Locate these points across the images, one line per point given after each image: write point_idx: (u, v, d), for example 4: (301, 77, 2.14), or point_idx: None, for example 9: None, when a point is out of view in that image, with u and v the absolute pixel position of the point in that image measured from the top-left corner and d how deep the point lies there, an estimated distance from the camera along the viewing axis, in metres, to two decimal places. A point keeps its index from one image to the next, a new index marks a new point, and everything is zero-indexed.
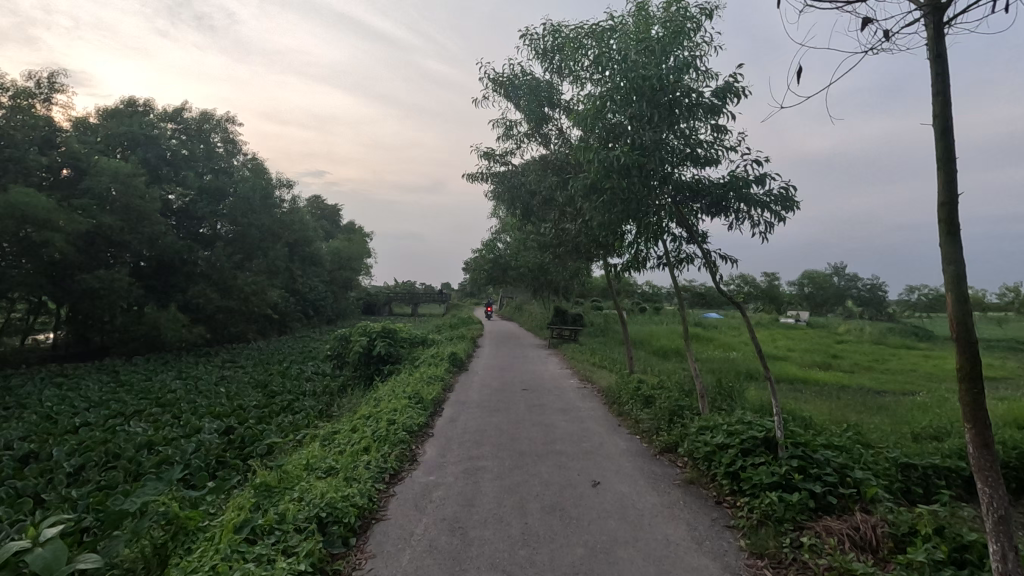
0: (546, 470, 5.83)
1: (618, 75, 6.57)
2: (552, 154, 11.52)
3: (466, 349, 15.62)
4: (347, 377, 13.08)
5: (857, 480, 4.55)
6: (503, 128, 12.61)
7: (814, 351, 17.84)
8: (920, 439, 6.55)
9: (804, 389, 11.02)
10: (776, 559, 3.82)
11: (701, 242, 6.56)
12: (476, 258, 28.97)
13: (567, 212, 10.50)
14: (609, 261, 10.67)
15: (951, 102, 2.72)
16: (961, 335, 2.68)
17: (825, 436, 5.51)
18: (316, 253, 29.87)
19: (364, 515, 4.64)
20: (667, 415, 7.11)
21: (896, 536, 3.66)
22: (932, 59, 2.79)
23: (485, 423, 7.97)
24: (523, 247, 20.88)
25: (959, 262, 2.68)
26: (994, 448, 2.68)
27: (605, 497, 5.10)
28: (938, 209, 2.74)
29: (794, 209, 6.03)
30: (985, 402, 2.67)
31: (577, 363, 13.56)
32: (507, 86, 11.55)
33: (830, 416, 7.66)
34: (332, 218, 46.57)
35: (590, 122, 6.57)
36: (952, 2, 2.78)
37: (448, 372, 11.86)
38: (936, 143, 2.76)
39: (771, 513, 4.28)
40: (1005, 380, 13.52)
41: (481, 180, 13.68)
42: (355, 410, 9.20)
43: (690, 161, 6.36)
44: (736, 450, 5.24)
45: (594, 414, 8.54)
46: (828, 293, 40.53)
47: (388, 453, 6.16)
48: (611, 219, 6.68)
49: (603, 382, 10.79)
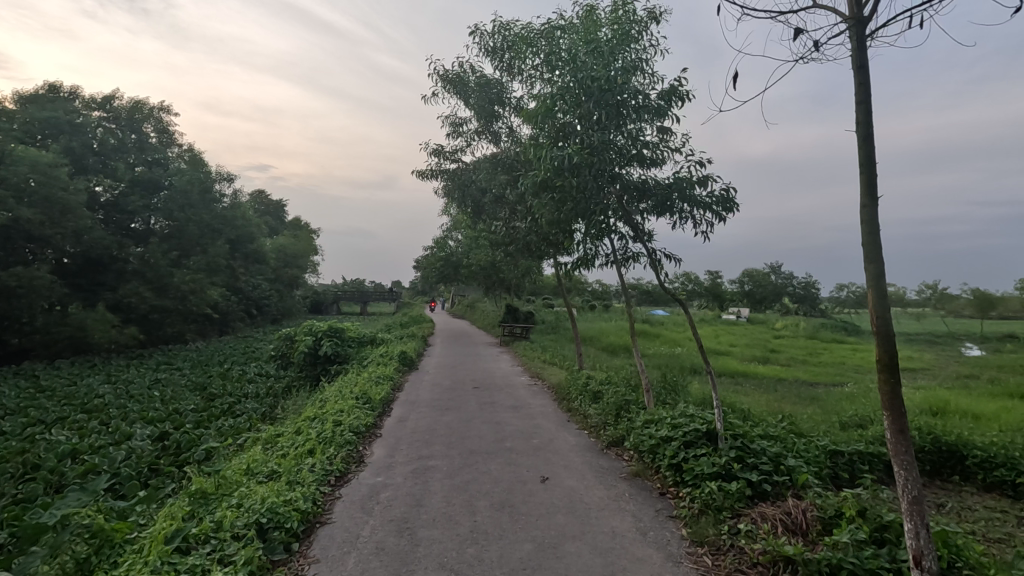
0: (496, 468, 5.84)
1: (568, 74, 6.66)
2: (503, 152, 11.57)
3: (416, 348, 15.46)
4: (292, 377, 12.68)
5: (790, 468, 4.79)
6: (452, 125, 12.57)
7: (753, 346, 18.57)
8: (847, 427, 6.98)
9: (744, 382, 11.51)
10: (715, 546, 4.00)
11: (646, 241, 6.73)
12: (428, 256, 28.70)
13: (518, 211, 10.60)
14: (559, 260, 10.81)
15: (872, 110, 2.91)
16: (880, 329, 2.87)
17: (761, 427, 5.78)
18: (260, 250, 28.79)
19: (308, 519, 4.52)
20: (614, 410, 7.27)
21: (824, 519, 3.85)
22: (856, 68, 2.97)
23: (435, 422, 7.89)
24: (475, 245, 20.82)
25: (878, 262, 2.87)
26: (910, 434, 2.87)
27: (553, 492, 5.16)
28: (860, 210, 2.92)
29: (734, 210, 6.28)
30: (901, 390, 2.87)
31: (528, 361, 13.62)
32: (456, 83, 11.52)
33: (767, 408, 8.03)
34: (277, 214, 45.10)
35: (540, 120, 6.63)
36: (873, 17, 2.96)
37: (398, 372, 11.70)
38: (858, 148, 2.94)
39: (711, 502, 4.45)
40: (922, 370, 14.58)
41: (430, 177, 13.57)
42: (300, 411, 8.93)
43: (638, 162, 6.51)
44: (679, 442, 5.42)
45: (544, 410, 8.63)
46: (766, 291, 42.40)
47: (333, 455, 6.01)
48: (560, 218, 6.76)
49: (553, 378, 10.95)
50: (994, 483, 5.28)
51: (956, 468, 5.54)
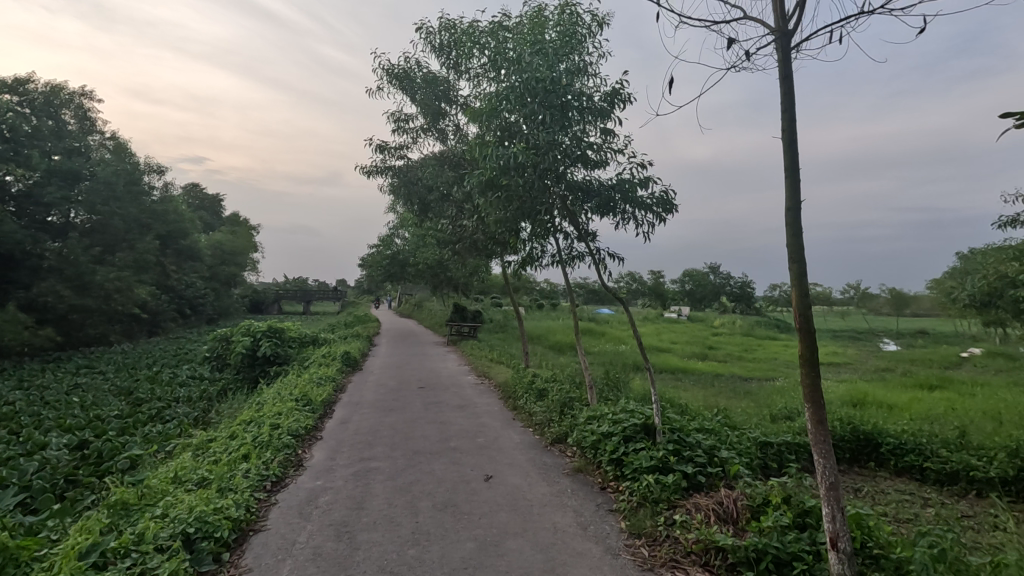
0: (440, 468, 5.80)
1: (514, 74, 6.71)
2: (449, 150, 11.51)
3: (361, 348, 15.16)
4: (229, 380, 12.16)
5: (722, 460, 5.00)
6: (397, 122, 12.40)
7: (693, 343, 19.25)
8: (776, 419, 7.37)
9: (683, 378, 11.95)
10: (651, 537, 4.13)
11: (590, 241, 6.86)
12: (373, 255, 28.16)
13: (464, 209, 10.56)
14: (505, 259, 10.87)
15: (795, 118, 3.07)
16: (803, 326, 3.03)
17: (697, 421, 6.01)
18: (194, 246, 27.38)
19: (240, 528, 4.32)
20: (558, 407, 7.37)
21: (753, 507, 4.03)
22: (782, 79, 3.13)
23: (379, 423, 7.77)
24: (422, 244, 20.57)
25: (801, 262, 3.03)
26: (828, 424, 3.06)
27: (497, 490, 5.18)
28: (784, 213, 3.07)
29: (673, 211, 6.51)
30: (821, 383, 3.04)
31: (475, 360, 13.59)
32: (401, 79, 11.36)
33: (703, 403, 8.36)
34: (213, 209, 43.12)
35: (486, 119, 6.66)
36: (796, 30, 3.13)
37: (340, 372, 11.44)
38: (784, 154, 3.09)
39: (648, 495, 4.58)
40: (845, 365, 15.56)
41: (375, 174, 13.34)
42: (236, 415, 8.54)
43: (582, 162, 6.62)
44: (619, 437, 5.56)
45: (489, 409, 8.66)
46: (706, 290, 44.07)
47: (269, 460, 5.79)
48: (506, 217, 6.81)
49: (498, 377, 10.98)
50: (903, 467, 5.71)
51: (872, 455, 5.95)
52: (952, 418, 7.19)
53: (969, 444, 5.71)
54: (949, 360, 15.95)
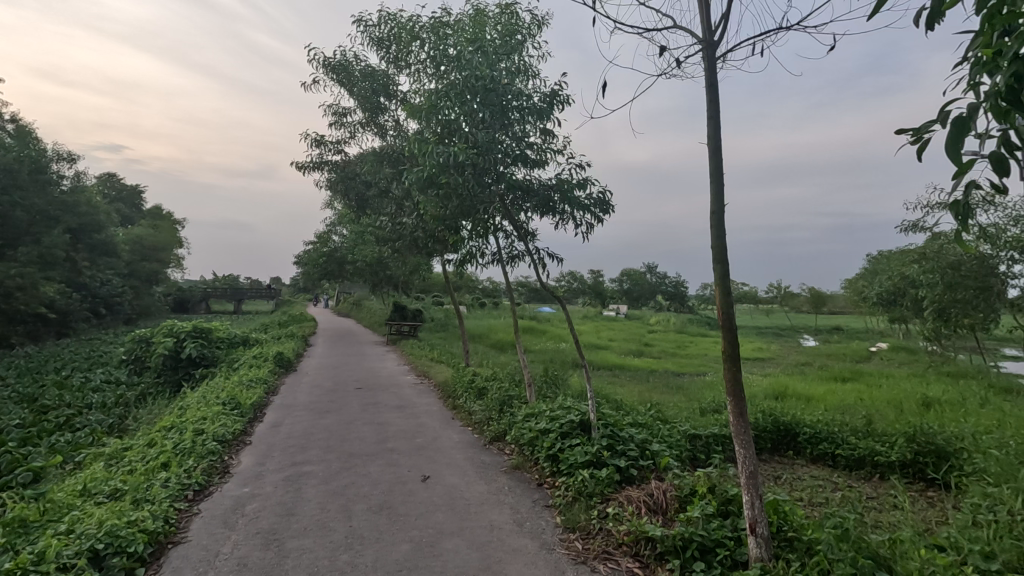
0: (376, 470, 5.69)
1: (455, 72, 6.68)
2: (388, 146, 11.30)
3: (296, 348, 14.66)
4: (149, 383, 11.41)
5: (654, 453, 5.18)
6: (334, 115, 12.03)
7: (630, 340, 19.81)
8: (705, 412, 7.73)
9: (619, 374, 12.26)
10: (585, 530, 4.22)
11: (529, 240, 6.92)
12: (310, 252, 27.22)
13: (404, 206, 10.40)
14: (446, 258, 10.79)
15: (719, 125, 3.22)
16: (726, 324, 3.18)
17: (631, 416, 6.21)
18: (110, 240, 25.53)
19: (157, 541, 4.07)
20: (497, 406, 7.39)
21: (680, 498, 4.19)
22: (707, 86, 3.27)
23: (313, 426, 7.52)
24: (361, 241, 20.09)
25: (724, 263, 3.18)
26: (748, 417, 3.25)
27: (434, 490, 5.14)
28: (709, 216, 3.22)
29: (610, 212, 6.67)
30: (741, 378, 3.21)
31: (415, 359, 13.41)
32: (339, 72, 11.05)
33: (638, 398, 8.62)
34: (132, 201, 40.30)
35: (426, 116, 6.61)
36: (721, 41, 3.28)
37: (272, 373, 10.99)
38: (710, 158, 3.23)
39: (583, 489, 4.68)
40: (769, 360, 16.50)
41: (310, 168, 12.90)
42: (156, 421, 8.03)
43: (522, 162, 6.67)
44: (556, 434, 5.65)
45: (428, 409, 8.58)
46: (643, 289, 45.48)
47: (192, 467, 5.47)
48: (446, 215, 6.77)
49: (438, 377, 10.90)
50: (818, 455, 6.11)
51: (790, 444, 6.36)
52: (859, 408, 7.78)
53: (875, 430, 6.19)
54: (859, 354, 17.24)
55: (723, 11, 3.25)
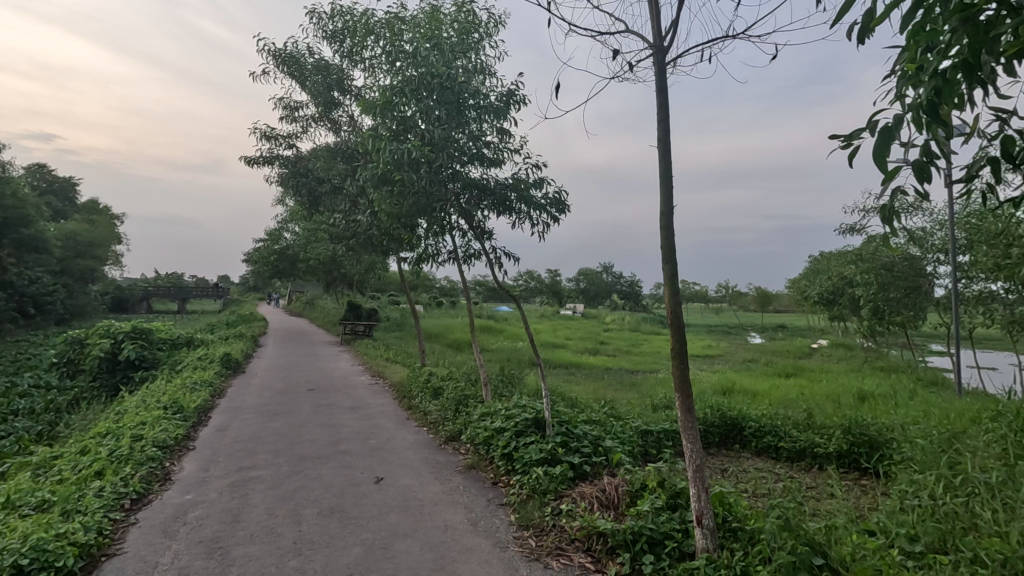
0: (328, 473, 5.56)
1: (410, 68, 6.59)
2: (342, 141, 11.06)
3: (244, 349, 14.15)
4: (82, 388, 10.77)
5: (607, 449, 5.27)
6: (285, 108, 11.69)
7: (585, 339, 20.10)
8: (657, 408, 7.93)
9: (575, 372, 12.43)
10: (539, 527, 4.25)
11: (485, 239, 6.92)
12: (259, 249, 26.33)
13: (358, 203, 10.21)
14: (401, 256, 10.66)
15: (669, 127, 3.31)
16: (674, 322, 3.27)
17: (585, 413, 6.30)
18: (40, 236, 23.93)
19: (89, 554, 3.85)
20: (452, 405, 7.35)
21: (631, 492, 4.28)
22: (658, 90, 3.35)
23: (262, 429, 7.28)
24: (314, 239, 19.59)
25: (673, 262, 3.27)
26: (695, 412, 3.35)
27: (388, 492, 5.06)
28: (659, 217, 3.30)
29: (566, 212, 6.75)
30: (689, 374, 3.30)
31: (370, 360, 13.17)
32: (290, 64, 10.74)
33: (592, 396, 8.74)
34: (65, 194, 37.95)
35: (381, 113, 6.50)
36: (670, 48, 3.37)
37: (218, 375, 10.57)
38: (659, 161, 3.31)
39: (537, 487, 4.72)
40: (717, 357, 17.10)
41: (260, 163, 12.49)
42: (90, 427, 7.58)
43: (478, 161, 6.66)
44: (510, 433, 5.68)
45: (383, 409, 8.45)
46: (599, 288, 46.25)
47: (129, 475, 5.21)
48: (400, 213, 6.69)
49: (393, 377, 10.76)
50: (762, 447, 6.36)
51: (736, 438, 6.61)
52: (800, 402, 8.16)
53: (814, 423, 6.50)
54: (801, 350, 18.10)
55: (672, 17, 3.34)
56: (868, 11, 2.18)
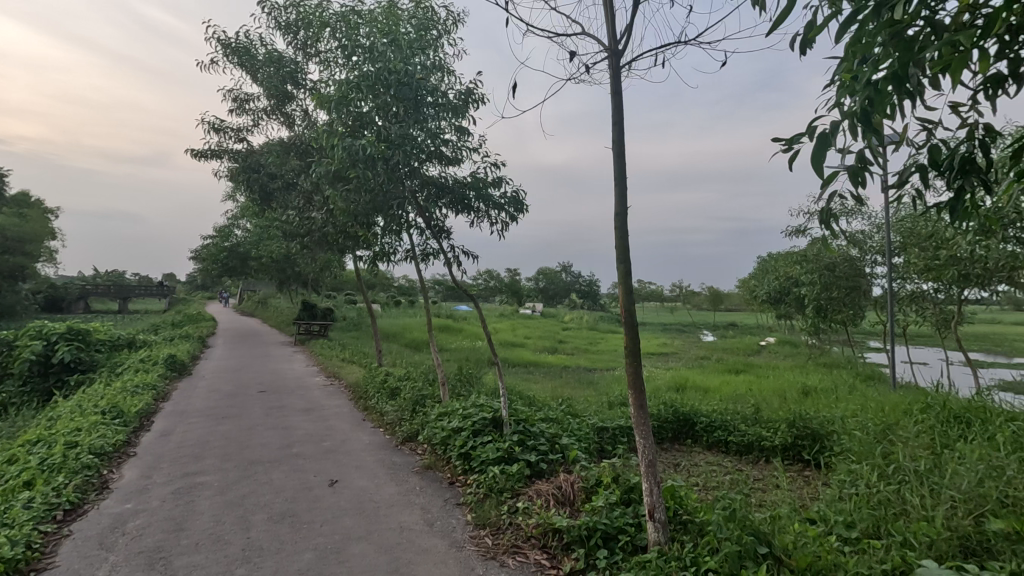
0: (279, 477, 5.40)
1: (366, 63, 6.47)
2: (296, 136, 10.77)
3: (191, 351, 13.57)
4: (11, 393, 10.08)
5: (563, 446, 5.33)
6: (235, 100, 11.28)
7: (544, 337, 20.27)
8: (613, 405, 8.07)
9: (534, 371, 12.50)
10: (495, 526, 4.26)
11: (443, 237, 6.88)
12: (208, 246, 25.34)
13: (313, 200, 9.97)
14: (358, 255, 10.47)
15: (623, 129, 3.37)
16: (627, 319, 3.33)
17: (543, 411, 6.35)
18: None
19: (16, 570, 3.62)
20: (410, 406, 7.27)
21: (586, 489, 4.35)
22: (612, 93, 3.41)
23: (209, 433, 7.00)
24: (266, 236, 19.01)
25: (626, 261, 3.33)
26: (647, 408, 3.42)
27: (342, 495, 4.97)
28: (613, 217, 3.35)
29: (524, 211, 6.78)
30: (642, 370, 3.37)
31: (325, 360, 12.87)
32: (241, 55, 10.37)
33: (550, 394, 8.82)
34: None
35: (336, 108, 6.36)
36: (625, 51, 3.43)
37: (162, 378, 10.11)
38: (614, 162, 3.37)
39: (493, 485, 4.72)
40: (671, 354, 17.53)
41: (208, 156, 12.01)
42: (19, 435, 7.11)
43: (436, 159, 6.61)
44: (468, 432, 5.66)
45: (338, 411, 8.28)
46: (558, 287, 46.69)
47: (63, 484, 4.92)
48: (357, 210, 6.57)
49: (349, 377, 10.55)
50: (713, 442, 6.57)
51: (689, 433, 6.80)
52: (749, 397, 8.47)
53: (761, 418, 6.76)
54: (750, 347, 18.81)
55: (626, 23, 3.40)
56: (808, 22, 2.29)
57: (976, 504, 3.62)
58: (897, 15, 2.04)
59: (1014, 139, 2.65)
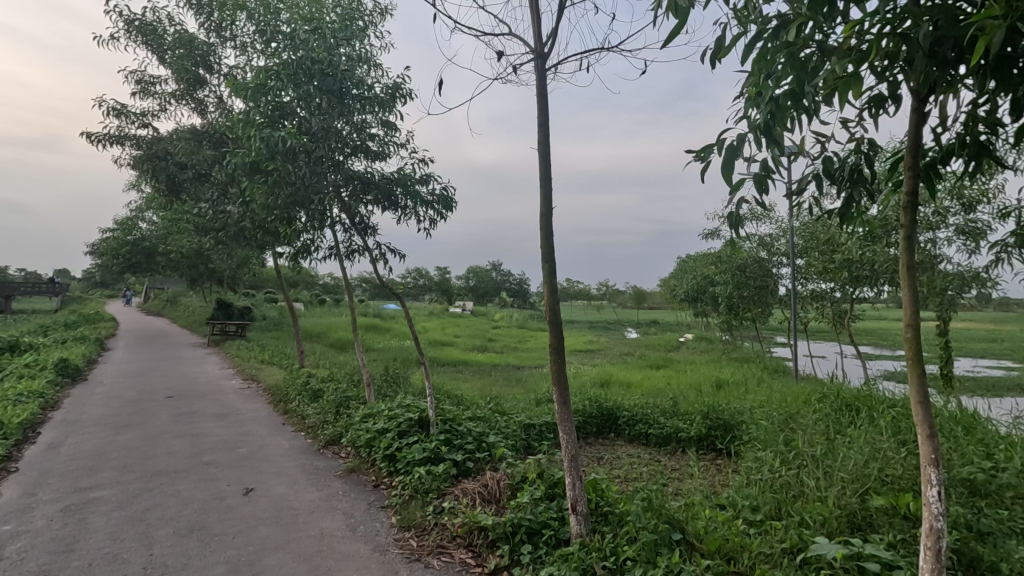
0: (187, 488, 5.05)
1: (287, 51, 6.18)
2: (209, 124, 10.11)
3: (87, 354, 12.42)
4: None
5: (490, 445, 5.34)
6: (138, 82, 10.42)
7: (474, 336, 20.24)
8: (540, 402, 8.21)
9: (463, 370, 12.46)
10: (420, 527, 4.21)
11: (369, 234, 6.70)
12: (107, 240, 23.27)
13: (228, 192, 9.41)
14: (278, 251, 9.99)
15: (548, 132, 3.42)
16: (552, 318, 3.39)
17: (471, 410, 6.34)
18: None
19: None
20: (333, 408, 7.02)
21: (512, 485, 4.39)
22: (538, 95, 3.46)
23: (108, 444, 6.43)
24: (175, 230, 17.73)
25: (551, 262, 3.39)
26: (571, 405, 3.51)
27: (258, 503, 4.72)
28: (539, 218, 3.40)
29: (453, 209, 6.73)
30: (566, 368, 3.45)
31: (241, 362, 12.17)
32: (146, 33, 9.59)
33: (478, 392, 8.83)
34: None
35: (253, 96, 6.03)
36: (550, 54, 3.49)
37: (52, 384, 9.17)
38: (539, 164, 3.42)
39: (419, 486, 4.67)
40: (597, 351, 18.05)
41: (106, 142, 11.02)
42: None
43: (362, 153, 6.42)
44: (393, 433, 5.55)
45: (255, 415, 7.86)
46: (488, 285, 46.81)
47: None
48: (275, 205, 6.26)
49: (268, 380, 10.04)
50: (634, 434, 6.82)
51: (612, 427, 7.04)
52: (667, 392, 8.88)
53: (678, 410, 7.11)
54: (670, 343, 19.74)
55: (551, 27, 3.46)
56: (717, 39, 2.42)
57: (861, 483, 4.00)
58: (793, 37, 2.20)
59: (893, 153, 2.94)
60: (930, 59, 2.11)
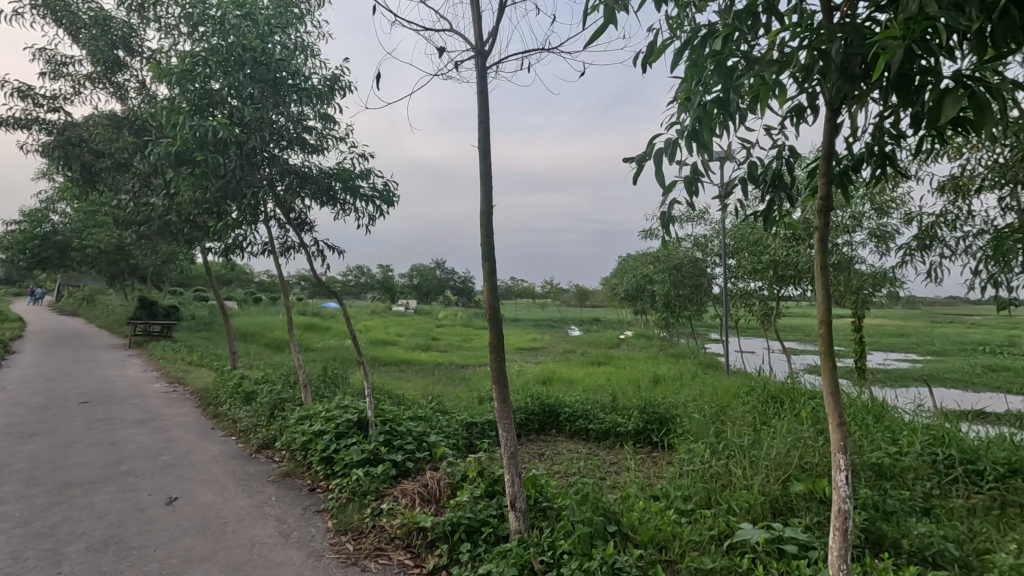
0: (102, 499, 4.70)
1: (216, 36, 5.86)
2: (130, 110, 9.46)
3: None
4: None
5: (430, 444, 5.28)
6: (48, 62, 9.60)
7: (417, 335, 19.97)
8: (483, 400, 8.20)
9: (405, 369, 12.25)
10: (357, 530, 4.12)
11: (305, 229, 6.47)
12: (13, 233, 21.31)
13: (152, 183, 8.84)
14: (207, 247, 9.49)
15: (489, 131, 3.42)
16: (492, 316, 3.39)
17: (411, 410, 6.26)
18: None
19: None
20: (266, 411, 6.74)
21: (453, 484, 4.37)
22: (478, 93, 3.45)
23: (10, 455, 5.89)
24: (92, 223, 16.49)
25: (491, 260, 3.39)
26: (510, 403, 3.53)
27: (183, 513, 4.48)
28: (479, 216, 3.40)
29: (394, 204, 6.61)
30: (505, 366, 3.47)
31: (166, 364, 11.46)
32: (57, 9, 8.85)
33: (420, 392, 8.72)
34: None
35: (177, 82, 5.69)
36: (491, 53, 3.49)
37: None
38: (479, 162, 3.41)
39: (357, 488, 4.57)
40: (541, 348, 18.23)
41: (10, 126, 10.09)
42: None
43: (298, 146, 6.19)
44: (330, 435, 5.40)
45: (181, 420, 7.43)
46: (432, 284, 46.31)
47: None
48: (203, 198, 5.94)
49: (195, 383, 9.51)
50: (574, 430, 6.94)
51: (553, 424, 7.13)
52: (607, 388, 9.08)
53: (617, 406, 7.30)
54: (611, 341, 20.21)
55: (491, 25, 3.46)
56: (650, 44, 2.49)
57: (783, 471, 4.25)
58: (719, 47, 2.29)
59: (811, 159, 3.13)
60: (841, 73, 2.25)
